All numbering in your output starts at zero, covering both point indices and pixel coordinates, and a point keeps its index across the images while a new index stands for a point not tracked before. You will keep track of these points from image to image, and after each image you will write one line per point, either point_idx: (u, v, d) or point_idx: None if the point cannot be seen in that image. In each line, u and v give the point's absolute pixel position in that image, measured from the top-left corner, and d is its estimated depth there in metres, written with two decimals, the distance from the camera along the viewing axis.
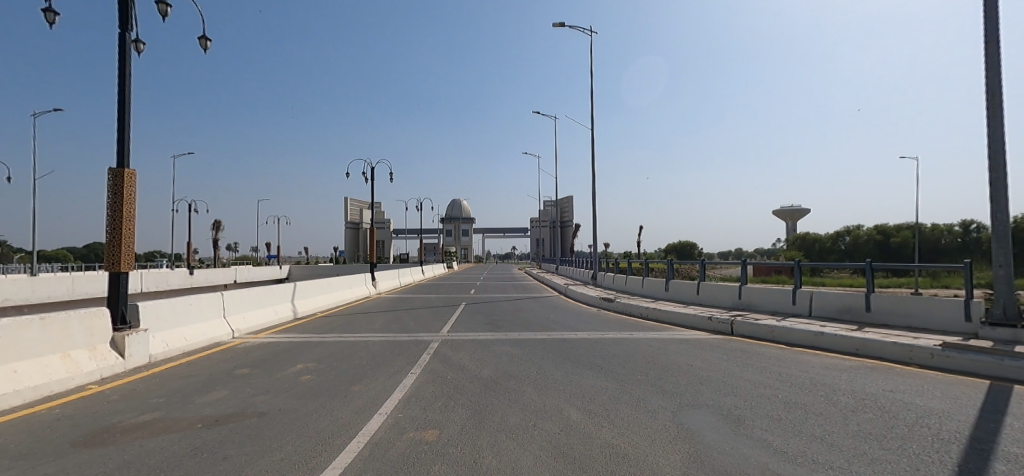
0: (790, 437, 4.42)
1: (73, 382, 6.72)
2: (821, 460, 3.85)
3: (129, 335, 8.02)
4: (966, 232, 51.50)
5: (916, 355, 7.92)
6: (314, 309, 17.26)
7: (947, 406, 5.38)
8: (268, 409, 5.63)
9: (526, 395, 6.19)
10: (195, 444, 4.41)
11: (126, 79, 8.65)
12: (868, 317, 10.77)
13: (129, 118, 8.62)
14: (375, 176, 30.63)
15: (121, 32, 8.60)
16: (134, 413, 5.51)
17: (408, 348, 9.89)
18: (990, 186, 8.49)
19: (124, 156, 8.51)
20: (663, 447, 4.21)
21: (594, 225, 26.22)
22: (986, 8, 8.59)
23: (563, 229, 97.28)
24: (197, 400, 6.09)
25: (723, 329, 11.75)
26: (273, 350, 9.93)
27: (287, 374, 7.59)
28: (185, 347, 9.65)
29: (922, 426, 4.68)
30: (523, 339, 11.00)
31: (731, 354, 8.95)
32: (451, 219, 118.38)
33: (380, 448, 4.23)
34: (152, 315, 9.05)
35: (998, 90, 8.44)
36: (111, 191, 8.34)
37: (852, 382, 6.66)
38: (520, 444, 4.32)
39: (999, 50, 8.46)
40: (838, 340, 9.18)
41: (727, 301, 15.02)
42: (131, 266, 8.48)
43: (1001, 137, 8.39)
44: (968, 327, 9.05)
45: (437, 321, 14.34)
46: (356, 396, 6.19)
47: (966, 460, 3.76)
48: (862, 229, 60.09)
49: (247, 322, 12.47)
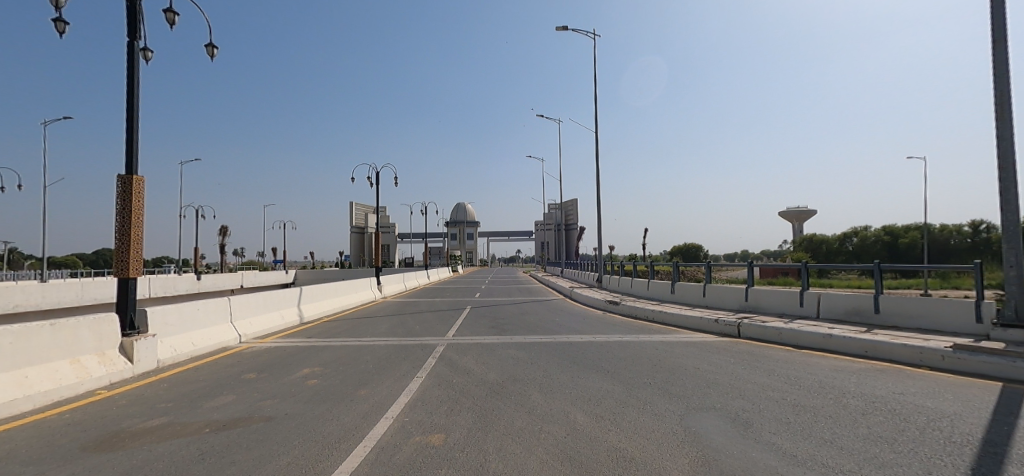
0: (799, 441, 4.38)
1: (83, 386, 6.79)
2: (829, 463, 3.82)
3: (137, 341, 8.07)
4: (975, 232, 51.26)
5: (926, 357, 7.84)
6: (320, 313, 17.33)
7: (960, 409, 5.31)
8: (274, 413, 5.65)
9: (533, 399, 6.19)
10: (204, 448, 4.44)
11: (134, 86, 8.73)
12: (877, 319, 10.68)
13: (136, 125, 8.69)
14: (380, 182, 30.74)
15: (129, 40, 8.70)
16: (143, 417, 5.56)
17: (414, 352, 9.91)
18: (1000, 187, 8.40)
19: (132, 162, 8.59)
20: (671, 451, 4.19)
21: (598, 229, 26.26)
22: (993, 6, 8.55)
23: (568, 232, 97.27)
24: (205, 404, 6.12)
25: (729, 331, 11.69)
26: (278, 354, 9.96)
27: (294, 378, 7.61)
28: (194, 351, 9.72)
29: (933, 429, 4.63)
30: (528, 343, 10.99)
31: (738, 357, 8.90)
32: (456, 223, 118.70)
33: (386, 452, 4.23)
34: (160, 321, 9.11)
35: (1007, 89, 8.36)
36: (119, 199, 8.42)
37: (861, 385, 6.59)
38: (526, 448, 4.32)
39: (1007, 50, 8.41)
40: (846, 341, 9.11)
41: (733, 304, 14.95)
42: (139, 273, 8.52)
43: (1009, 136, 8.34)
44: (978, 329, 8.93)
45: (442, 325, 14.37)
46: (362, 401, 6.19)
47: (977, 463, 3.73)
48: (870, 230, 59.77)
49: (253, 326, 12.55)
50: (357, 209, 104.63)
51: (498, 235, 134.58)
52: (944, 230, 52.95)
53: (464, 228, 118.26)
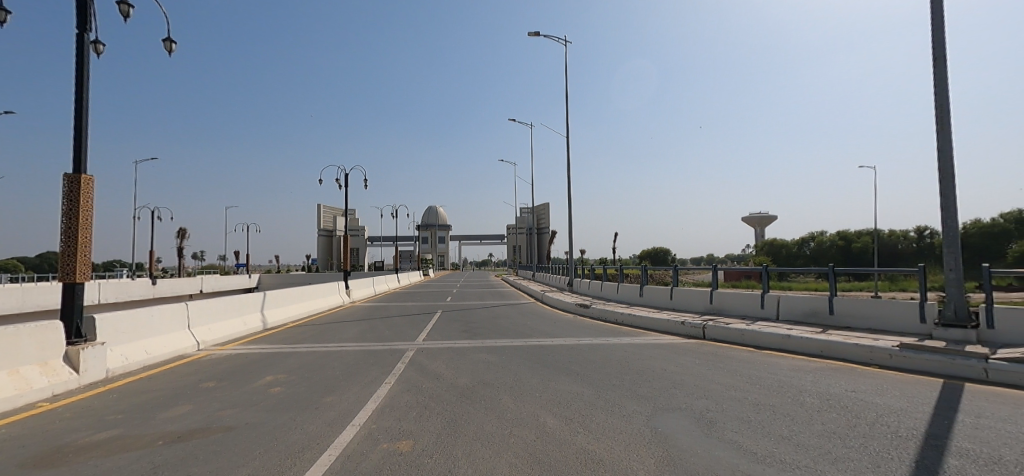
0: (759, 439, 4.55)
1: (23, 399, 6.41)
2: (787, 459, 3.99)
3: (84, 350, 7.67)
4: (920, 237, 54.36)
5: (876, 356, 8.25)
6: (285, 319, 16.90)
7: (906, 405, 5.62)
8: (234, 423, 5.48)
9: (503, 403, 6.21)
10: (156, 462, 4.26)
11: (84, 81, 8.34)
12: (831, 320, 11.18)
13: (86, 122, 8.30)
14: (349, 184, 30.15)
15: (79, 32, 8.30)
16: (89, 431, 5.28)
17: (383, 358, 9.79)
18: (941, 194, 8.93)
19: (81, 160, 8.19)
20: (638, 451, 4.28)
21: (569, 233, 26.58)
22: (934, 24, 9.11)
23: (539, 235, 98.06)
24: (158, 416, 5.87)
25: (695, 333, 12.02)
26: (240, 362, 9.64)
27: (256, 387, 7.39)
28: (147, 360, 9.32)
29: (882, 424, 4.88)
30: (500, 346, 11.00)
31: (703, 358, 9.15)
32: (428, 227, 118.23)
33: (352, 461, 4.16)
34: (110, 328, 8.68)
35: (946, 104, 8.93)
36: (65, 198, 7.99)
37: (818, 383, 6.89)
38: (496, 452, 4.34)
39: (946, 66, 8.98)
40: (804, 342, 9.50)
41: (699, 306, 15.31)
42: (86, 277, 8.11)
43: (949, 146, 8.90)
44: (922, 328, 9.47)
45: (412, 330, 14.24)
46: (328, 408, 6.07)
47: (921, 455, 3.96)
48: (825, 235, 62.61)
49: (213, 333, 12.11)
50: (325, 212, 102.75)
51: (470, 239, 134.23)
52: (892, 235, 56.01)
53: (436, 231, 117.40)
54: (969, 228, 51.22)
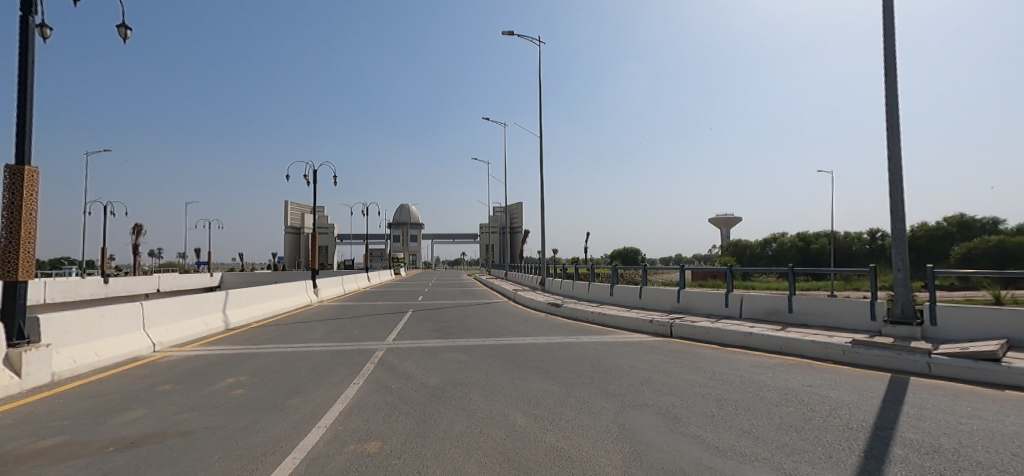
0: (721, 433, 4.71)
1: None
2: (747, 452, 4.15)
3: (27, 352, 7.28)
4: (873, 239, 57.05)
5: (830, 352, 8.64)
6: (249, 319, 16.42)
7: (857, 398, 5.91)
8: (192, 427, 5.31)
9: (474, 402, 6.23)
10: (107, 469, 4.09)
11: (29, 68, 7.91)
12: (790, 318, 11.64)
13: (30, 110, 7.87)
14: (318, 181, 29.48)
15: (23, 15, 7.87)
16: (33, 438, 5.02)
17: (352, 358, 9.65)
18: (891, 198, 9.42)
19: (25, 151, 7.77)
20: (605, 448, 4.37)
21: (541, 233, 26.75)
22: (885, 37, 9.60)
23: (511, 234, 98.19)
24: (110, 421, 5.64)
25: (662, 331, 12.30)
26: (200, 363, 9.33)
27: (217, 389, 7.18)
28: (98, 363, 8.91)
29: (835, 417, 5.12)
30: (470, 345, 11.00)
31: (669, 355, 9.38)
32: (399, 225, 116.78)
33: (318, 463, 4.10)
34: (56, 329, 8.26)
35: (896, 113, 9.42)
36: (6, 191, 7.56)
37: (776, 379, 7.17)
38: (466, 451, 4.36)
39: (896, 77, 9.47)
40: (764, 339, 9.86)
41: (667, 305, 15.67)
42: (29, 275, 7.70)
43: (898, 152, 9.39)
44: (873, 325, 9.96)
45: (382, 329, 14.07)
46: (293, 410, 5.95)
47: (869, 445, 4.18)
48: (786, 236, 64.97)
49: (170, 334, 11.67)
50: (293, 209, 100.22)
51: (441, 238, 133.38)
52: (848, 237, 58.59)
53: (407, 230, 116.13)
54: (917, 231, 54.01)
